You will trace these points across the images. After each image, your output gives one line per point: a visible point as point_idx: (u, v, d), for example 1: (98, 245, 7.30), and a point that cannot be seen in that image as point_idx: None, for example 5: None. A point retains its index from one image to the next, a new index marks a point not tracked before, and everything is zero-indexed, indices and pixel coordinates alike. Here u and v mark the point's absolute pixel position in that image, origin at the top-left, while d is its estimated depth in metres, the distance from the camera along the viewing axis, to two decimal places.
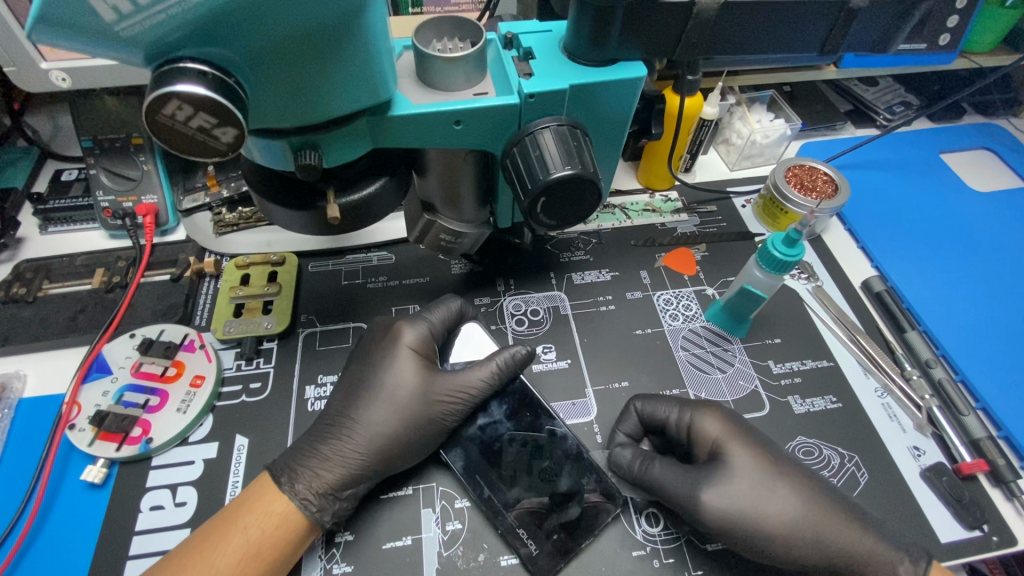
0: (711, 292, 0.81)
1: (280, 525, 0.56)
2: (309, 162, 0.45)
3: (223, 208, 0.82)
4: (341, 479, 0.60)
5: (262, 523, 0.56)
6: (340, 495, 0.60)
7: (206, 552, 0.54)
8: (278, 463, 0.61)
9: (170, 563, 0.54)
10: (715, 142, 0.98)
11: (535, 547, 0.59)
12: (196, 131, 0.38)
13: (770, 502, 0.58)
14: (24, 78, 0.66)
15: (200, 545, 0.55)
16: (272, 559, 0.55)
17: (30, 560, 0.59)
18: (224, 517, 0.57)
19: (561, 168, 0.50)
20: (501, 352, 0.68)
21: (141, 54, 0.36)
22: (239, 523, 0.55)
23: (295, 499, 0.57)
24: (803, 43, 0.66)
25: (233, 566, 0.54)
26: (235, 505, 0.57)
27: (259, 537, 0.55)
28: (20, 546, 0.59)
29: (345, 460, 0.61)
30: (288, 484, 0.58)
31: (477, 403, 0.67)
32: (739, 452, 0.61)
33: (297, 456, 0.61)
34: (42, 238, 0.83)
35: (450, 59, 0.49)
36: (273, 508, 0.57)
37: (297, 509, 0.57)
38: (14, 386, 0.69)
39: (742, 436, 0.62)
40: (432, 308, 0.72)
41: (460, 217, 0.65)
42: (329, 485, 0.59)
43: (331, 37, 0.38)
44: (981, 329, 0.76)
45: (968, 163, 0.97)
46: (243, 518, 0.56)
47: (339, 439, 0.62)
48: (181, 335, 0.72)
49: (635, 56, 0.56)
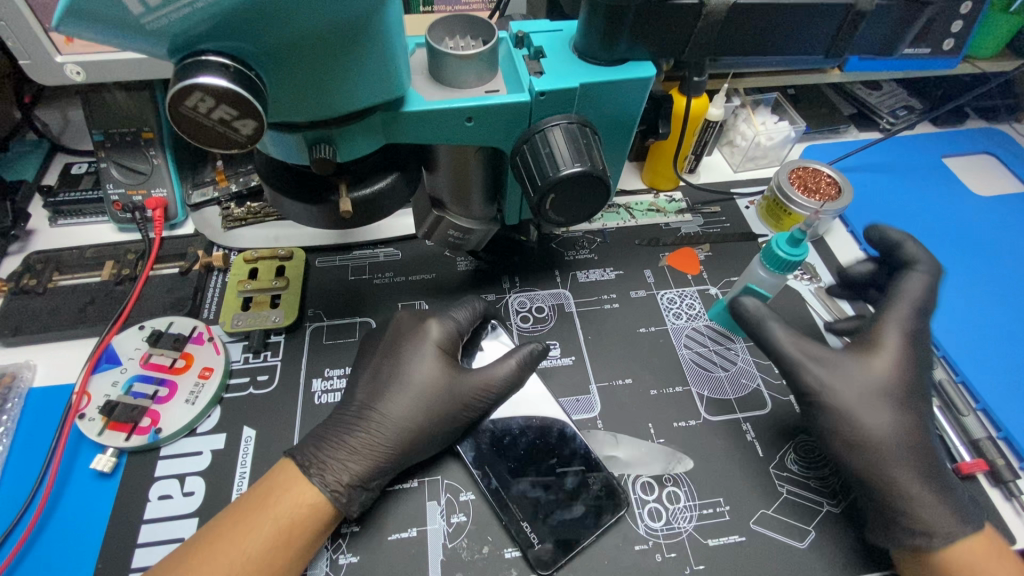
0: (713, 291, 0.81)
1: (311, 515, 0.56)
2: (324, 156, 0.45)
3: (231, 204, 0.84)
4: (368, 471, 0.61)
5: (292, 512, 0.56)
6: (368, 487, 0.60)
7: (236, 540, 0.54)
8: (301, 450, 0.61)
9: (200, 542, 0.55)
10: (719, 144, 0.99)
11: (538, 540, 0.60)
12: (218, 123, 0.39)
13: (886, 415, 0.62)
14: (39, 72, 0.67)
15: (237, 518, 0.56)
16: (300, 548, 0.55)
17: (35, 553, 0.59)
18: (259, 493, 0.57)
19: (571, 165, 0.51)
20: (521, 347, 0.70)
21: (167, 48, 0.37)
22: (271, 512, 0.55)
23: (326, 491, 0.58)
24: (809, 45, 0.67)
25: (263, 554, 0.54)
26: (264, 492, 0.57)
27: (290, 525, 0.55)
28: (22, 545, 0.59)
29: (354, 450, 0.61)
30: (318, 474, 0.59)
31: (496, 398, 0.67)
32: (890, 360, 0.64)
33: (319, 447, 0.61)
34: (52, 230, 0.84)
35: (463, 56, 0.49)
36: (303, 499, 0.57)
37: (328, 500, 0.58)
38: (24, 376, 0.70)
39: (905, 350, 0.65)
40: (457, 308, 0.73)
41: (469, 214, 0.66)
42: (359, 478, 0.60)
43: (349, 32, 0.39)
44: (982, 332, 0.77)
45: (970, 168, 0.97)
46: (275, 508, 0.56)
47: (363, 433, 0.63)
48: (190, 328, 0.72)
49: (644, 56, 0.57)
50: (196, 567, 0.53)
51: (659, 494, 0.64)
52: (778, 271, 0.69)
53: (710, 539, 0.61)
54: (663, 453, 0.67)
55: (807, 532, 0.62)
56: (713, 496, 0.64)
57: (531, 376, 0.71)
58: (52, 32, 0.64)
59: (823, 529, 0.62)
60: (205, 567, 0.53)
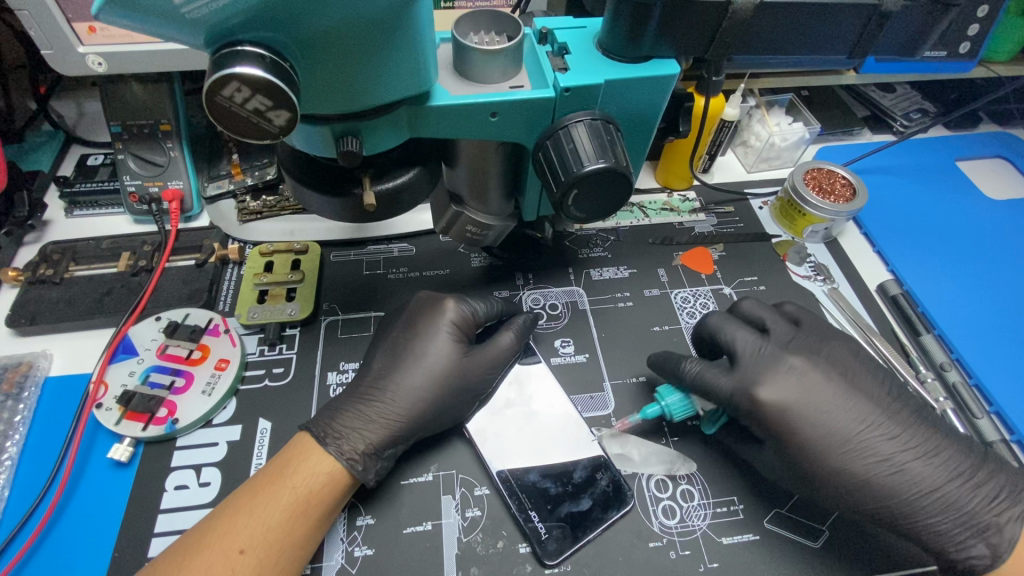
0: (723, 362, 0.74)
1: (328, 483, 0.58)
2: (351, 148, 0.45)
3: (247, 196, 0.84)
4: (381, 440, 0.62)
5: (309, 481, 0.57)
6: (382, 454, 0.62)
7: (255, 511, 0.56)
8: (316, 422, 0.62)
9: (221, 514, 0.56)
10: (733, 144, 0.99)
11: (544, 530, 0.60)
12: (252, 113, 0.39)
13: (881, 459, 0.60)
14: (62, 62, 0.67)
15: (253, 492, 0.57)
16: (319, 514, 0.57)
17: (44, 552, 0.59)
18: (275, 468, 0.59)
19: (594, 162, 0.51)
20: (515, 320, 0.74)
21: (203, 38, 0.37)
22: (287, 482, 0.57)
23: (341, 459, 0.59)
24: (829, 43, 0.68)
25: (283, 522, 0.55)
26: (280, 465, 0.59)
27: (308, 494, 0.57)
28: (29, 547, 0.59)
29: (369, 419, 0.63)
30: (333, 443, 0.60)
31: (502, 366, 0.70)
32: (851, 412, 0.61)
33: (333, 417, 0.63)
34: (67, 221, 0.84)
35: (490, 51, 0.50)
36: (319, 468, 0.58)
37: (344, 467, 0.59)
38: (40, 364, 0.71)
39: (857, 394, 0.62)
40: (475, 297, 0.75)
41: (487, 210, 0.66)
42: (373, 445, 0.61)
43: (381, 27, 0.39)
44: (994, 336, 0.77)
45: (983, 172, 0.97)
46: (292, 477, 0.57)
47: (378, 401, 0.64)
48: (207, 319, 0.73)
49: (668, 54, 0.57)
50: (219, 537, 0.54)
51: (672, 492, 0.64)
52: (686, 405, 0.66)
53: (724, 537, 0.62)
54: (667, 455, 0.66)
55: (820, 531, 0.62)
56: (727, 494, 0.64)
57: (526, 345, 0.74)
58: (75, 23, 0.65)
59: (836, 529, 0.62)
60: (228, 536, 0.54)
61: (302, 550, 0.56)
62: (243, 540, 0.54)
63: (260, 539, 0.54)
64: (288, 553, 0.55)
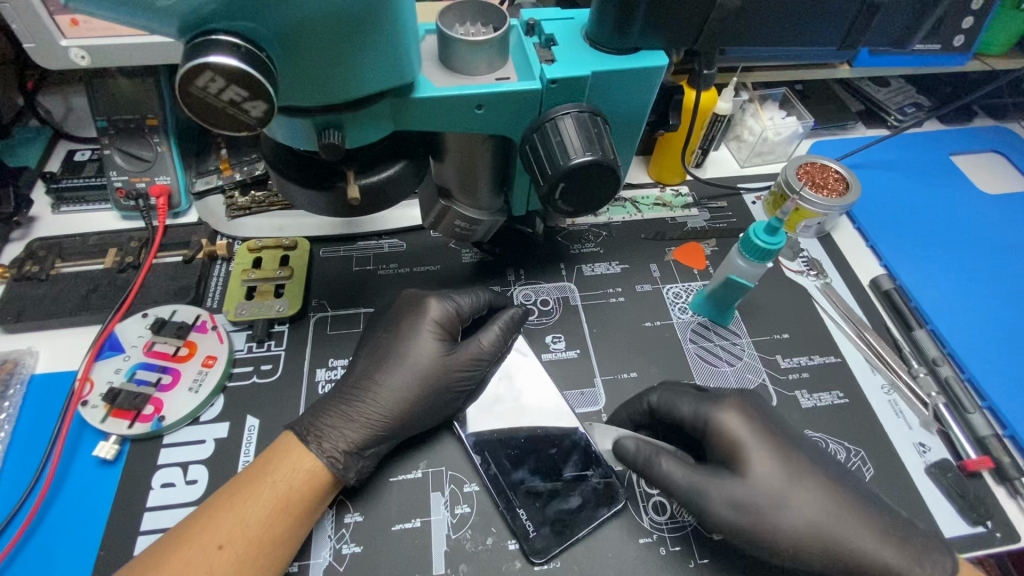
0: (723, 338, 0.76)
1: (309, 480, 0.57)
2: (332, 141, 0.45)
3: (235, 192, 0.83)
4: (365, 438, 0.62)
5: (290, 478, 0.57)
6: (364, 454, 0.61)
7: (237, 507, 0.55)
8: (300, 422, 0.62)
9: (201, 513, 0.55)
10: (726, 139, 0.98)
11: (533, 530, 0.60)
12: (228, 105, 0.39)
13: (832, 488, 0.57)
14: (43, 55, 0.67)
15: (234, 490, 0.57)
16: (302, 511, 0.56)
17: (29, 550, 0.58)
18: (257, 466, 0.58)
19: (581, 155, 0.50)
20: (500, 315, 0.73)
21: (178, 26, 0.36)
22: (268, 479, 0.57)
23: (323, 457, 0.59)
24: (821, 35, 0.68)
25: (264, 521, 0.55)
26: (261, 463, 0.58)
27: (288, 491, 0.56)
28: (13, 545, 0.58)
29: (351, 420, 0.62)
30: (315, 441, 0.60)
31: (491, 362, 0.70)
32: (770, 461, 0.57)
33: (317, 418, 0.62)
34: (53, 217, 0.83)
35: (474, 42, 0.49)
36: (301, 465, 0.58)
37: (325, 465, 0.59)
38: (25, 362, 0.70)
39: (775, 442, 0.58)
40: (460, 293, 0.74)
41: (476, 205, 0.66)
42: (353, 444, 0.61)
43: (359, 18, 0.39)
44: (988, 330, 0.76)
45: (977, 166, 0.97)
46: (272, 474, 0.57)
47: (362, 402, 0.64)
48: (194, 316, 0.72)
49: (656, 45, 0.56)
50: (196, 534, 0.54)
51: None
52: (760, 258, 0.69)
53: (714, 533, 0.61)
54: None
55: None
56: None
57: (516, 342, 0.74)
58: (58, 16, 0.64)
59: None
60: (207, 532, 0.54)
61: (286, 545, 0.55)
62: (222, 536, 0.54)
63: (239, 535, 0.54)
64: (268, 549, 0.54)
